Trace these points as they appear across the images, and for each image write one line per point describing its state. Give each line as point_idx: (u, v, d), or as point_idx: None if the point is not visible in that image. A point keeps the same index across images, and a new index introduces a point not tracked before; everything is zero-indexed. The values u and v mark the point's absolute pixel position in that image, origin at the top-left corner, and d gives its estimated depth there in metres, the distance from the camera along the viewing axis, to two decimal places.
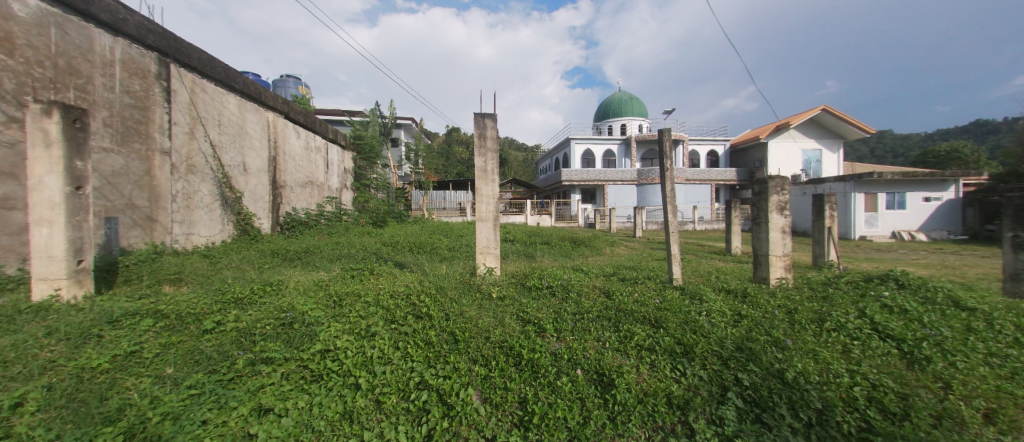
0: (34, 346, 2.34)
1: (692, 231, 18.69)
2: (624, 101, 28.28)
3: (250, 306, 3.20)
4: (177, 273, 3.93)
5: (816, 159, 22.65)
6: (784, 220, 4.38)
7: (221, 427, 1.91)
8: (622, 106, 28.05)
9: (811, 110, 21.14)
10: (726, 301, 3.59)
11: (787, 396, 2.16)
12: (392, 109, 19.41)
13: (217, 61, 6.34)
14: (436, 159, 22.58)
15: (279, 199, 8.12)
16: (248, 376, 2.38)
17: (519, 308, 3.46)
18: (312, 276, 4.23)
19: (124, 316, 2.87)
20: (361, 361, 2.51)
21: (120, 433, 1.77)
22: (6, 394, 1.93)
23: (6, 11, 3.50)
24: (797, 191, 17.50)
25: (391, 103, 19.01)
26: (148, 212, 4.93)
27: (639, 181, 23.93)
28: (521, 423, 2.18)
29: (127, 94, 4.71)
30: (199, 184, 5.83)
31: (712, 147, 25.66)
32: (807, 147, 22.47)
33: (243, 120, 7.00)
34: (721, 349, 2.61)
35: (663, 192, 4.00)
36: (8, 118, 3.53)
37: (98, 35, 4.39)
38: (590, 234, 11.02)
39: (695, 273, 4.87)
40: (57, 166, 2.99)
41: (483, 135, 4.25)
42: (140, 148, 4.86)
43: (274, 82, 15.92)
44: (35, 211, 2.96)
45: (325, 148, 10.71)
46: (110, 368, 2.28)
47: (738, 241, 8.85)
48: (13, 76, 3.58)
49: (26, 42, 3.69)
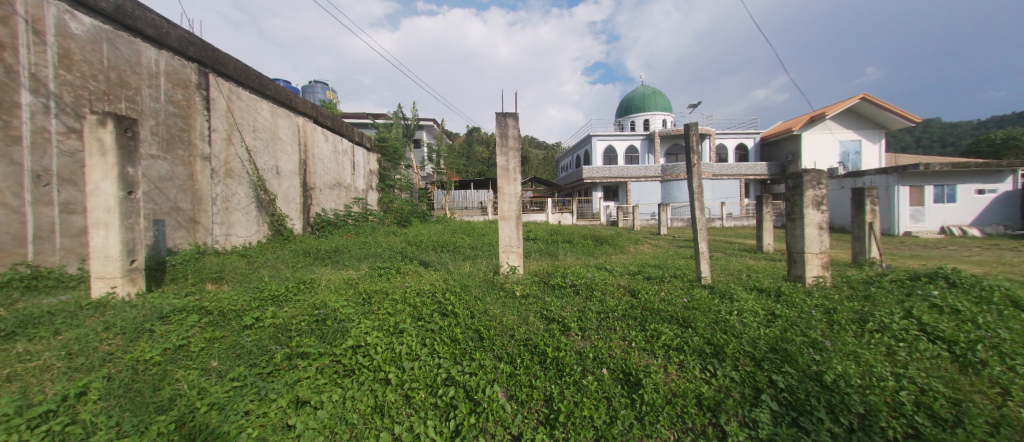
0: (95, 340, 2.55)
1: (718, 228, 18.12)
2: (647, 96, 27.63)
3: (285, 303, 3.34)
4: (217, 272, 4.14)
5: (852, 152, 21.34)
6: (821, 216, 4.16)
7: (262, 418, 2.03)
8: (644, 101, 27.49)
9: (848, 99, 19.80)
10: (759, 300, 3.45)
11: (826, 399, 2.06)
12: (415, 112, 19.79)
13: (251, 70, 6.64)
14: (457, 159, 22.92)
15: (309, 200, 8.43)
16: (286, 370, 2.48)
17: (543, 305, 3.47)
18: (341, 274, 4.36)
19: (173, 311, 3.07)
20: (390, 357, 2.58)
21: (172, 420, 1.91)
22: (71, 383, 2.13)
23: (63, 30, 3.78)
24: (834, 185, 16.62)
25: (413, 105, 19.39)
26: (191, 214, 5.23)
27: (662, 177, 23.41)
28: (547, 420, 2.18)
29: (171, 104, 5.00)
30: (236, 188, 6.13)
31: (740, 141, 24.76)
32: (843, 139, 21.35)
33: (276, 125, 7.31)
34: (753, 351, 2.52)
35: (691, 189, 3.88)
36: (68, 129, 3.82)
37: (144, 49, 4.66)
38: (613, 232, 10.79)
39: (724, 272, 4.71)
40: (112, 172, 3.21)
41: (505, 134, 4.25)
42: (183, 155, 5.15)
43: (304, 88, 16.51)
44: (93, 214, 3.19)
45: (352, 151, 11.01)
46: (161, 360, 2.44)
47: (770, 238, 8.49)
48: (71, 90, 3.85)
49: (83, 58, 3.97)
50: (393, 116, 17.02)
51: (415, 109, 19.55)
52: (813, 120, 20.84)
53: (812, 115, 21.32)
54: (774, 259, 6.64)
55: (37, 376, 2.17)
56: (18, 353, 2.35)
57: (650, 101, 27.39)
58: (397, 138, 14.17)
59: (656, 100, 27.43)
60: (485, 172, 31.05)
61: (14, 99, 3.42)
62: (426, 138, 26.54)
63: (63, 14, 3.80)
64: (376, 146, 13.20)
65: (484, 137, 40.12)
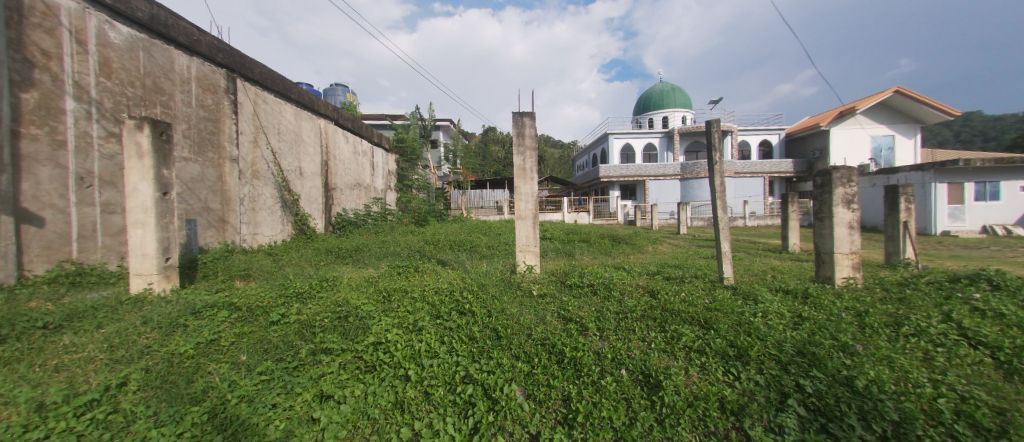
0: (134, 333, 2.69)
1: (739, 227, 17.64)
2: (666, 92, 27.10)
3: (309, 300, 3.43)
4: (245, 270, 4.30)
5: (886, 147, 20.37)
6: (852, 215, 4.00)
7: (288, 411, 2.11)
8: (662, 98, 26.96)
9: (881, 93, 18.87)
10: (784, 302, 3.34)
11: (857, 405, 1.95)
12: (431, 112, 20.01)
13: (276, 74, 6.87)
14: (473, 159, 23.06)
15: (331, 200, 8.65)
16: (310, 365, 2.56)
17: (560, 305, 3.46)
18: (362, 273, 4.46)
19: (205, 307, 3.20)
20: (410, 353, 2.62)
21: (205, 411, 2.00)
22: (113, 374, 2.26)
23: (103, 39, 3.99)
24: (865, 182, 15.82)
25: (430, 106, 19.61)
26: (221, 214, 5.45)
27: (682, 175, 22.94)
28: (565, 420, 2.17)
29: (201, 108, 5.22)
30: (263, 188, 6.35)
31: (764, 137, 23.97)
32: (875, 134, 20.39)
33: (300, 128, 7.53)
34: (779, 353, 2.46)
35: (712, 187, 3.79)
36: (109, 133, 4.03)
37: (177, 56, 4.88)
38: (630, 232, 10.66)
39: (747, 272, 4.58)
40: (148, 173, 3.37)
41: (522, 133, 4.25)
42: (213, 157, 5.37)
43: (325, 91, 16.93)
44: (132, 214, 3.37)
45: (371, 152, 11.23)
46: (194, 354, 2.55)
47: (796, 237, 8.19)
48: (110, 96, 4.06)
49: (121, 65, 4.18)
50: (411, 117, 17.27)
51: (432, 110, 19.76)
52: (843, 114, 19.95)
53: (841, 110, 20.46)
54: (800, 260, 6.43)
55: (81, 367, 2.31)
56: (65, 345, 2.51)
57: (668, 98, 26.88)
58: (414, 138, 14.37)
59: (673, 97, 26.90)
60: (500, 171, 31.16)
61: (60, 105, 3.63)
62: (443, 138, 26.81)
63: (103, 24, 4.01)
64: (394, 146, 13.43)
65: (500, 137, 40.27)
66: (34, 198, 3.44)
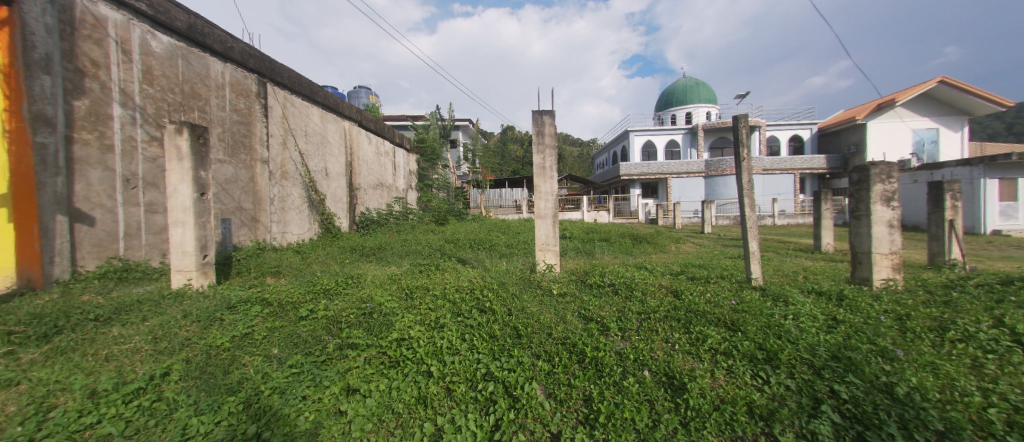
0: (176, 326, 2.86)
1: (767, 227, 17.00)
2: (689, 87, 26.45)
3: (335, 296, 3.55)
4: (275, 267, 4.48)
5: (930, 140, 19.16)
6: (892, 213, 3.78)
7: (317, 403, 2.19)
8: (685, 93, 26.30)
9: (923, 83, 17.65)
10: (818, 304, 3.20)
11: (898, 413, 1.83)
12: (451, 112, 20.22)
13: (304, 78, 7.12)
14: (491, 158, 23.17)
15: (355, 200, 8.89)
16: (337, 359, 2.64)
17: (580, 305, 3.43)
18: (385, 270, 4.56)
19: (239, 302, 3.36)
20: (432, 350, 2.67)
21: (240, 401, 2.11)
22: (158, 364, 2.41)
23: (146, 49, 4.23)
24: (907, 179, 14.96)
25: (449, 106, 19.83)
26: (253, 213, 5.70)
27: (706, 172, 22.32)
28: (586, 420, 2.15)
29: (235, 112, 5.48)
30: (292, 188, 6.60)
31: (795, 132, 23.25)
32: (917, 127, 19.20)
33: (326, 130, 7.76)
34: (812, 358, 2.36)
35: (739, 185, 3.68)
36: (151, 137, 4.28)
37: (212, 62, 5.13)
38: (651, 230, 10.46)
39: (776, 273, 4.42)
40: (187, 175, 3.55)
41: (541, 132, 4.24)
42: (245, 159, 5.62)
43: (350, 93, 17.41)
44: (173, 214, 3.56)
45: (393, 152, 11.46)
46: (230, 346, 2.68)
47: (829, 237, 7.83)
48: (153, 102, 4.30)
49: (162, 73, 4.43)
50: (431, 117, 17.49)
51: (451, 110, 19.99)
52: (881, 107, 18.78)
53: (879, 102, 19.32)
54: (833, 260, 6.16)
55: (129, 356, 2.47)
56: (115, 336, 2.69)
57: (692, 93, 26.22)
58: (435, 138, 14.57)
59: (696, 92, 26.20)
60: (519, 171, 31.14)
61: (108, 112, 3.87)
62: (463, 138, 26.98)
63: (145, 34, 4.25)
64: (415, 146, 13.67)
65: (518, 135, 40.24)
66: (86, 199, 3.68)
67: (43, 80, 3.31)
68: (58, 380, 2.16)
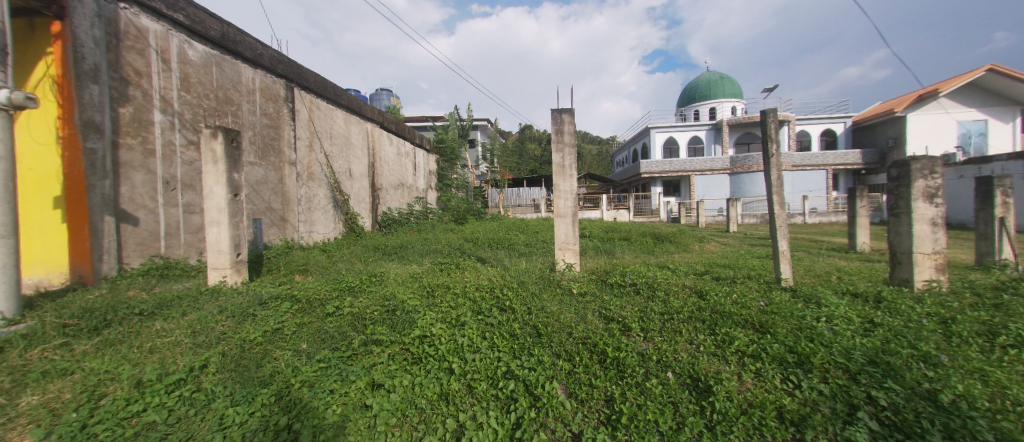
0: (213, 320, 3.01)
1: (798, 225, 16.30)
2: (712, 82, 25.71)
3: (360, 293, 3.65)
4: (303, 265, 4.65)
5: (978, 132, 17.90)
6: (935, 210, 3.57)
7: (344, 397, 2.26)
8: (708, 88, 25.60)
9: (969, 73, 16.56)
10: (853, 306, 3.06)
11: (942, 422, 1.71)
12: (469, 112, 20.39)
13: (328, 82, 7.35)
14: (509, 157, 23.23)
15: (377, 200, 9.09)
16: (362, 354, 2.72)
17: (601, 304, 3.40)
18: (407, 269, 4.66)
19: (270, 299, 3.51)
20: (453, 348, 2.71)
21: (272, 394, 2.21)
22: (197, 356, 2.54)
23: (183, 57, 4.47)
24: (951, 173, 14.11)
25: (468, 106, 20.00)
26: (282, 213, 5.92)
27: (732, 169, 21.68)
28: (608, 421, 2.12)
29: (264, 116, 5.71)
30: (317, 189, 6.82)
31: (827, 126, 22.09)
32: (963, 119, 17.92)
33: (349, 132, 7.98)
34: (847, 362, 2.26)
35: (768, 182, 3.56)
36: (189, 141, 4.52)
37: (243, 69, 5.37)
38: (675, 229, 10.25)
39: (808, 273, 4.25)
40: (221, 177, 3.73)
41: (561, 130, 4.22)
42: (274, 161, 5.86)
43: (372, 96, 17.81)
44: (209, 214, 3.75)
45: (413, 153, 11.66)
46: (262, 341, 2.80)
47: (866, 235, 7.45)
48: (190, 108, 4.54)
49: (198, 80, 4.67)
50: (450, 118, 17.66)
51: (470, 110, 20.17)
52: (922, 98, 17.69)
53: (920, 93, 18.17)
54: (870, 260, 5.87)
55: (171, 349, 2.62)
56: (158, 329, 2.86)
57: (718, 88, 25.44)
58: (453, 138, 14.75)
59: (719, 87, 25.44)
60: (537, 169, 30.99)
61: (150, 118, 4.10)
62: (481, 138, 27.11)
63: (183, 43, 4.48)
64: (435, 147, 13.86)
65: (535, 134, 40.09)
66: (131, 200, 3.91)
67: (91, 90, 3.53)
68: (108, 370, 2.32)
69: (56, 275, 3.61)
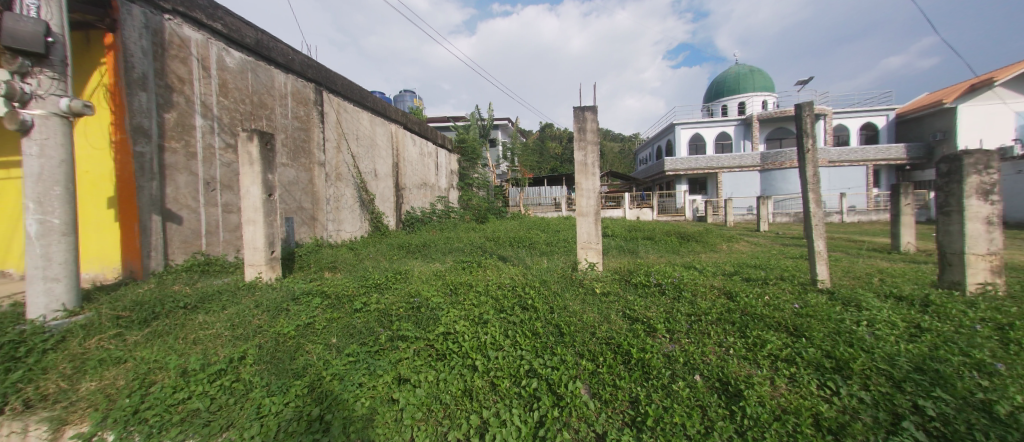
0: (249, 315, 3.17)
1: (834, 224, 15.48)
2: (740, 75, 24.82)
3: (386, 290, 3.76)
4: (332, 263, 4.82)
5: None
6: (991, 209, 3.33)
7: (372, 390, 2.33)
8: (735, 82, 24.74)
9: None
10: (897, 310, 2.89)
11: (999, 434, 1.58)
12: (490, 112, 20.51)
13: (354, 85, 7.57)
14: (529, 156, 23.23)
15: (401, 199, 9.29)
16: (389, 349, 2.79)
17: (625, 305, 3.36)
18: (430, 267, 4.74)
19: (302, 294, 3.66)
20: (476, 345, 2.74)
21: (305, 386, 2.31)
22: (236, 348, 2.68)
23: (222, 64, 4.73)
24: (1009, 169, 13.01)
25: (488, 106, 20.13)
26: (311, 212, 6.15)
27: (763, 166, 20.90)
28: (633, 423, 2.09)
29: (296, 119, 5.95)
30: (345, 189, 7.04)
31: (869, 119, 21.08)
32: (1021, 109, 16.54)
33: (374, 133, 8.19)
34: (891, 369, 2.14)
35: (803, 179, 3.42)
36: (227, 144, 4.77)
37: (276, 74, 5.62)
38: (702, 229, 9.96)
39: (846, 275, 4.04)
40: (257, 178, 3.92)
41: (583, 128, 4.18)
42: (305, 162, 6.09)
43: (396, 97, 18.24)
44: (246, 214, 3.95)
45: (435, 153, 11.84)
46: (295, 334, 2.93)
47: (911, 235, 7.01)
48: (228, 112, 4.79)
49: (235, 86, 4.92)
50: (471, 118, 17.82)
51: (491, 110, 20.29)
52: (975, 88, 16.56)
53: (975, 83, 16.90)
54: (916, 261, 5.52)
55: (212, 341, 2.77)
56: (201, 322, 3.04)
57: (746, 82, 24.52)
58: (474, 138, 14.89)
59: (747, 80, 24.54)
60: (557, 167, 30.85)
61: (192, 122, 4.35)
62: (501, 137, 27.21)
63: (221, 51, 4.73)
64: (457, 147, 14.03)
65: (556, 133, 39.89)
66: (175, 200, 4.16)
67: (140, 97, 3.77)
68: (156, 360, 2.48)
69: (110, 270, 3.90)
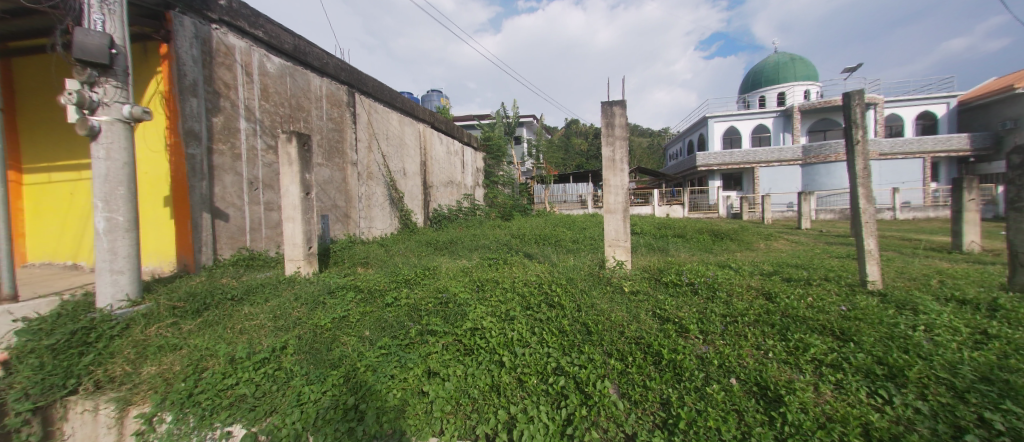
0: (290, 307, 3.34)
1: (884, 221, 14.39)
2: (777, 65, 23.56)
3: (415, 285, 3.86)
4: (364, 259, 4.99)
5: None
6: None
7: (404, 382, 2.41)
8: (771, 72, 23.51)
9: None
10: (959, 314, 2.67)
11: None
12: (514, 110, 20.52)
13: (384, 86, 7.80)
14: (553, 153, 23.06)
15: (428, 197, 9.50)
16: (419, 343, 2.86)
17: (655, 304, 3.28)
18: (457, 263, 4.82)
19: (337, 288, 3.82)
20: (503, 341, 2.75)
21: (342, 376, 2.41)
22: (279, 339, 2.84)
23: (263, 70, 5.00)
24: None
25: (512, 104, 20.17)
26: (345, 210, 6.40)
27: (806, 159, 19.67)
28: (664, 425, 2.05)
29: (330, 121, 6.21)
30: (376, 188, 7.27)
31: (927, 108, 19.33)
32: None
33: (403, 133, 8.40)
34: (953, 378, 1.98)
35: (852, 173, 3.22)
36: (268, 146, 5.05)
37: (312, 78, 5.89)
38: (738, 226, 9.54)
39: (900, 276, 3.76)
40: (296, 177, 4.12)
41: (612, 123, 4.11)
42: (339, 162, 6.35)
43: (424, 97, 18.63)
44: (286, 212, 4.17)
45: (461, 151, 11.98)
46: (331, 327, 3.07)
47: (976, 233, 6.42)
48: (268, 115, 5.07)
49: (275, 90, 5.19)
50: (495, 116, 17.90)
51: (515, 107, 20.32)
52: None
53: None
54: (985, 262, 5.05)
55: (257, 331, 2.95)
56: (246, 313, 3.24)
57: (784, 72, 23.18)
58: (499, 136, 14.97)
59: (784, 70, 23.26)
60: (582, 164, 30.42)
61: (237, 126, 4.63)
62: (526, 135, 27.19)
63: (262, 58, 5.01)
64: (482, 145, 14.15)
65: (580, 129, 39.36)
66: (223, 199, 4.45)
67: (192, 102, 4.06)
68: (208, 347, 2.66)
69: (166, 263, 4.23)
